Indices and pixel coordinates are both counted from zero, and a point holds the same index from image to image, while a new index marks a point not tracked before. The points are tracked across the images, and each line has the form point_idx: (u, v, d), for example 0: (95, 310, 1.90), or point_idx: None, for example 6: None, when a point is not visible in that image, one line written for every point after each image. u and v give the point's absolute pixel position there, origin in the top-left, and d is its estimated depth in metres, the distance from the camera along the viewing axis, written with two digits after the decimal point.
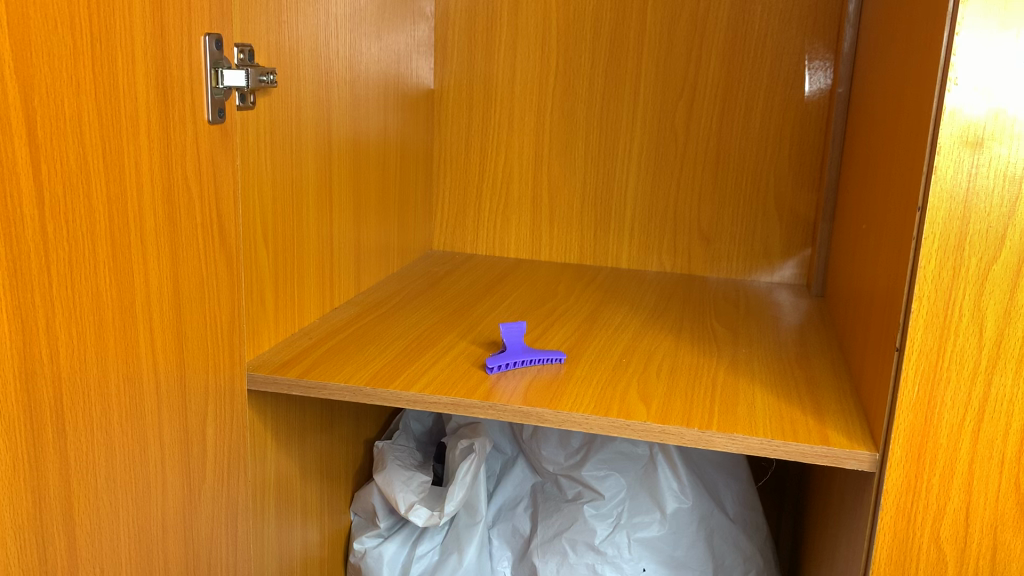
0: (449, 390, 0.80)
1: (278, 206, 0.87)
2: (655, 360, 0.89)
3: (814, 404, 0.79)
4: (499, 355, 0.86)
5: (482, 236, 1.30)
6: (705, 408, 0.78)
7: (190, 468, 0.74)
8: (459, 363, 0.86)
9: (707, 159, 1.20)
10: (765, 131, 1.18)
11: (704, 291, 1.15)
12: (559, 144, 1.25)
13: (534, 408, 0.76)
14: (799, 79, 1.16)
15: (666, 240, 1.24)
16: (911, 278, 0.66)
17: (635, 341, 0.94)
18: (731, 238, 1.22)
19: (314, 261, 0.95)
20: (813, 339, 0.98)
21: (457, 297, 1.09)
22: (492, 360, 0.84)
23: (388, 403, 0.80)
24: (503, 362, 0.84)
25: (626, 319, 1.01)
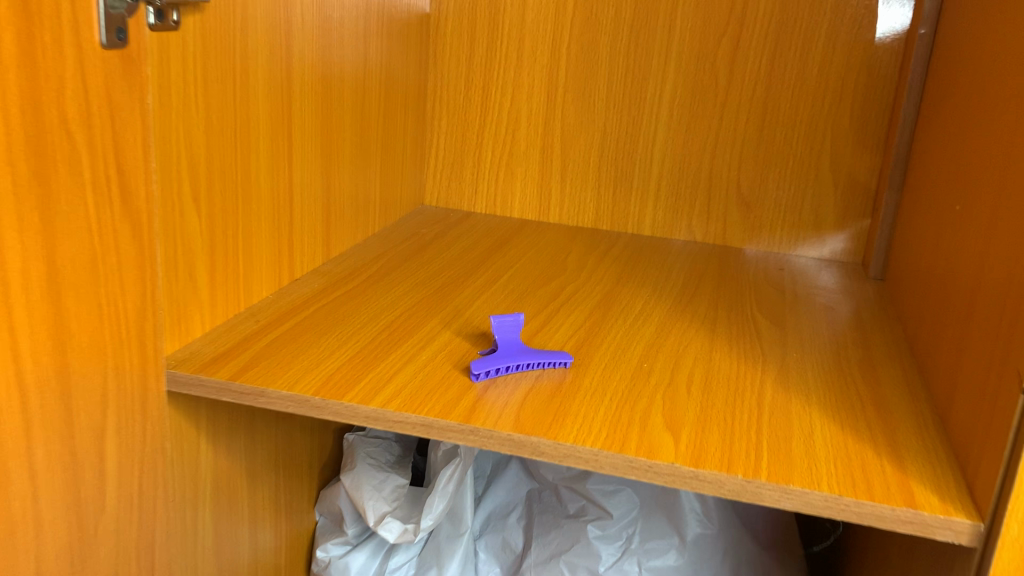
0: (422, 403, 0.62)
1: (215, 156, 0.68)
2: (683, 366, 0.71)
3: (888, 440, 0.62)
4: (482, 358, 0.67)
5: (481, 190, 1.12)
6: (749, 441, 0.60)
7: (81, 499, 0.57)
8: (439, 362, 0.68)
9: (752, 109, 1.01)
10: (825, 78, 0.98)
11: (742, 270, 0.97)
12: (576, 85, 1.05)
13: (529, 439, 0.58)
14: (871, 15, 0.96)
15: (697, 204, 1.05)
16: None
17: (659, 338, 0.76)
18: (773, 204, 1.04)
19: (265, 222, 0.77)
20: (877, 339, 0.80)
21: (446, 268, 0.91)
22: (474, 364, 0.66)
23: (342, 418, 0.61)
24: (488, 368, 0.66)
25: (649, 307, 0.83)
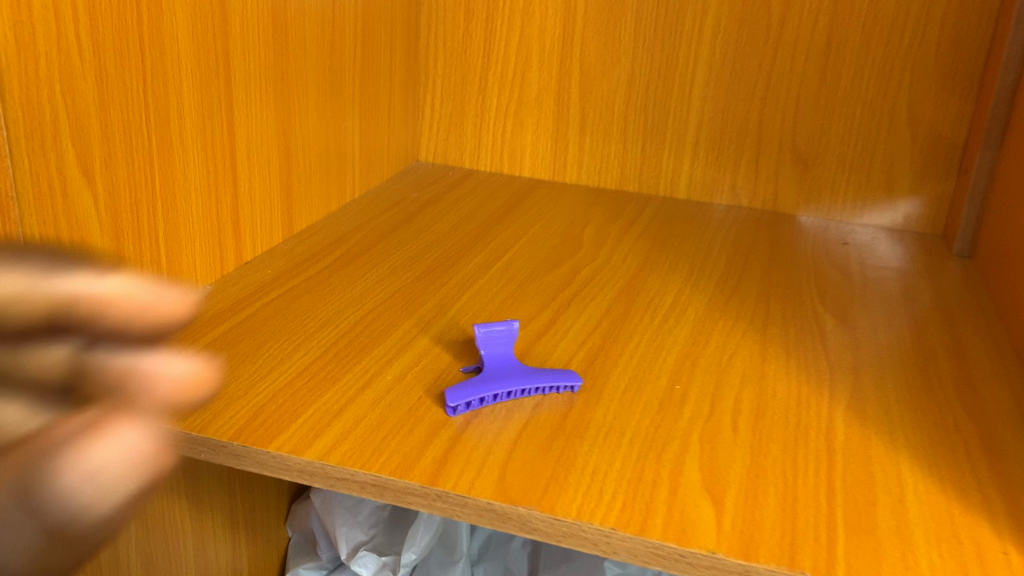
0: (378, 453, 0.46)
1: (116, 115, 0.52)
2: (726, 390, 0.54)
3: (1009, 508, 0.45)
4: (463, 383, 0.51)
5: (485, 145, 0.95)
6: (818, 513, 0.44)
7: None
8: (408, 385, 0.53)
9: (812, 47, 0.82)
10: (905, 8, 0.79)
11: (797, 246, 0.80)
12: (598, 18, 0.87)
13: (516, 509, 0.43)
14: None
15: (744, 160, 0.88)
16: None
17: (695, 346, 0.60)
18: (836, 162, 0.85)
19: (196, 196, 0.61)
20: (975, 345, 0.63)
21: (435, 245, 0.74)
22: (452, 392, 0.50)
23: (269, 472, 0.46)
24: (470, 398, 0.50)
25: (683, 300, 0.66)
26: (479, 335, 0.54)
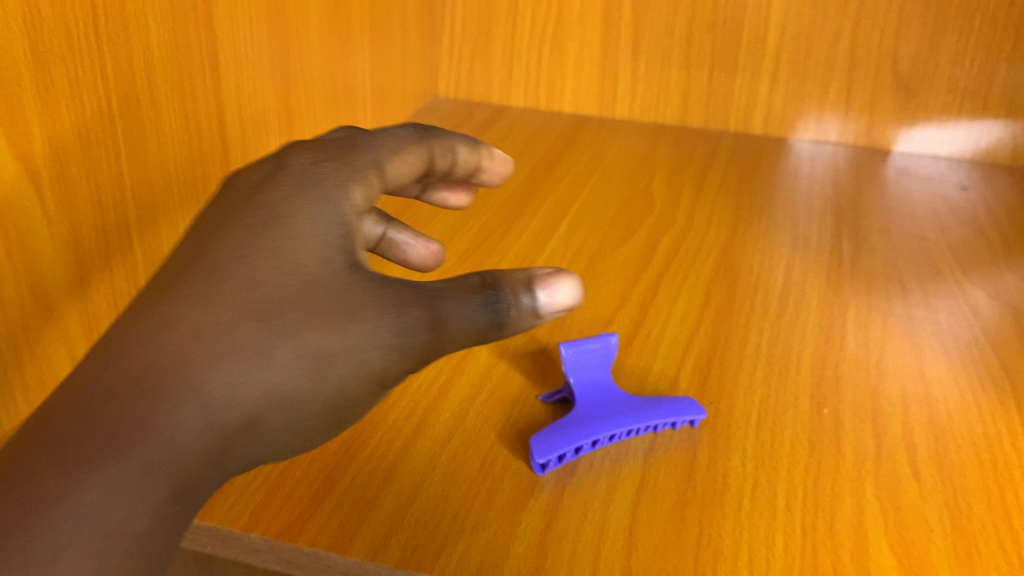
0: (451, 539, 0.33)
1: (58, 74, 0.37)
2: (887, 414, 0.42)
3: None
4: (551, 426, 0.38)
5: (518, 75, 0.80)
6: None
7: None
8: (473, 426, 0.40)
9: None
10: None
11: (909, 198, 0.66)
12: None
13: None
14: None
15: (834, 86, 0.73)
16: None
17: (829, 344, 0.47)
18: (946, 86, 0.71)
19: (175, 171, 0.47)
20: None
21: (474, 212, 0.60)
22: (539, 442, 0.37)
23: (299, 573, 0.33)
24: (563, 449, 0.37)
25: (796, 280, 0.53)
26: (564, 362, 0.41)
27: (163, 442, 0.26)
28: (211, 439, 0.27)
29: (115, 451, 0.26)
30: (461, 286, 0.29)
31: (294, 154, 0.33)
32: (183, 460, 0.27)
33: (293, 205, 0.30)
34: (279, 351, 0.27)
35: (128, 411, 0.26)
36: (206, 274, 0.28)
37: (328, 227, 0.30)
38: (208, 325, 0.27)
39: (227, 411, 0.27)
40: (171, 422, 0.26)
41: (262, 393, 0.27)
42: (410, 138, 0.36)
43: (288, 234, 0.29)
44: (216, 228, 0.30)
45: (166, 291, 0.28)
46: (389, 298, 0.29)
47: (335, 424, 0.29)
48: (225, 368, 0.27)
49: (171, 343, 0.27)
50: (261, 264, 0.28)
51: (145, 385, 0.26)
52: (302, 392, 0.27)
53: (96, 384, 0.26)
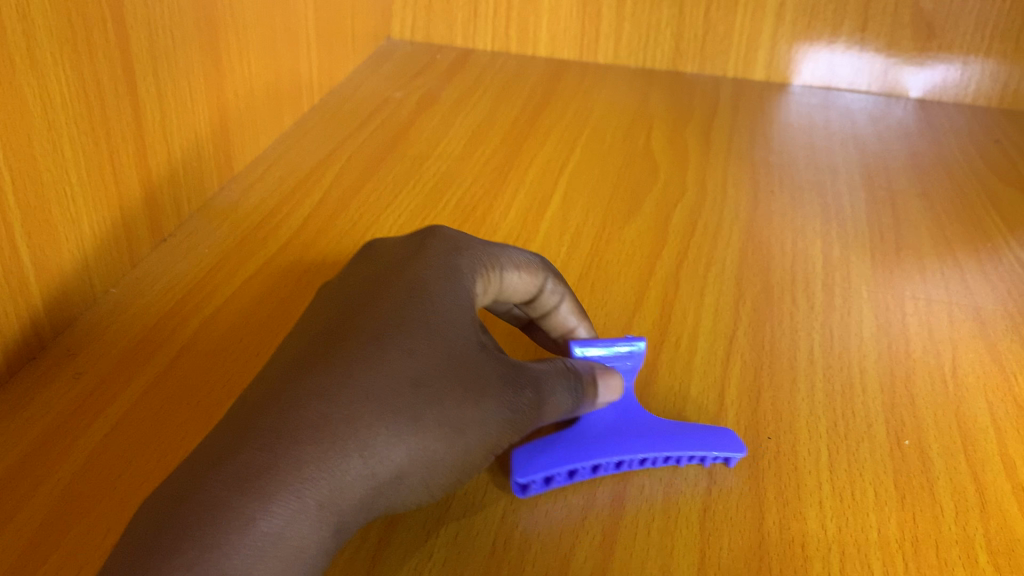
0: None
1: None
2: (979, 443, 0.34)
3: None
4: (545, 438, 0.32)
5: (483, 12, 0.69)
6: None
7: None
8: (476, 487, 0.31)
9: None
10: None
11: (939, 150, 0.58)
12: None
13: None
14: None
15: (849, 23, 0.64)
16: None
17: (891, 349, 0.39)
18: (975, 23, 0.62)
19: (70, 156, 0.36)
20: None
21: (448, 184, 0.51)
22: (524, 456, 0.31)
23: None
24: (553, 469, 0.30)
25: (836, 261, 0.45)
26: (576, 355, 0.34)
27: (330, 488, 0.24)
28: (365, 494, 0.25)
29: (288, 489, 0.24)
30: (567, 363, 0.31)
31: (432, 238, 0.34)
32: (342, 513, 0.25)
33: (454, 255, 0.33)
34: (431, 423, 0.26)
35: (300, 456, 0.24)
36: (360, 339, 0.28)
37: (463, 303, 0.31)
38: (372, 379, 0.26)
39: (385, 465, 0.25)
40: (338, 470, 0.25)
41: (415, 451, 0.26)
42: (532, 260, 0.35)
43: (432, 308, 0.30)
44: (357, 305, 0.30)
45: (319, 352, 0.27)
46: (519, 378, 0.29)
47: (459, 488, 0.28)
48: (386, 431, 0.26)
49: (339, 396, 0.26)
50: (416, 332, 0.28)
51: (315, 436, 0.25)
52: (446, 453, 0.27)
53: (255, 433, 0.25)
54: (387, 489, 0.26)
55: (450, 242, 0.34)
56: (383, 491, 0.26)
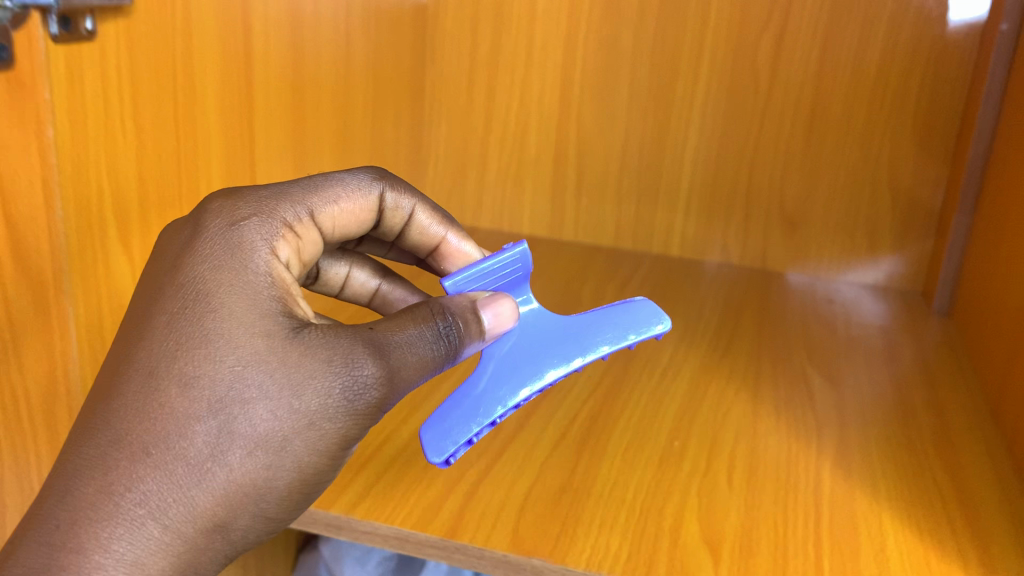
0: (399, 507, 0.50)
1: (155, 193, 0.57)
2: (719, 445, 0.59)
3: (982, 559, 0.50)
4: (453, 416, 0.47)
5: (487, 200, 1.01)
6: (806, 561, 0.48)
7: None
8: (421, 444, 0.57)
9: (798, 113, 0.88)
10: (883, 78, 0.85)
11: (784, 304, 0.85)
12: (594, 84, 0.93)
13: (527, 559, 0.46)
14: (942, 6, 0.81)
15: (734, 219, 0.94)
16: None
17: (690, 401, 0.64)
18: (820, 222, 0.91)
19: None
20: (950, 400, 0.68)
21: None
22: (445, 442, 0.46)
23: (295, 524, 0.50)
24: (468, 435, 0.46)
25: (678, 357, 0.72)
26: (466, 290, 0.51)
27: (139, 550, 0.36)
28: (185, 534, 0.37)
29: (97, 560, 0.35)
30: (385, 332, 0.43)
31: (213, 210, 0.45)
32: (161, 563, 0.37)
33: (242, 232, 0.44)
34: (226, 460, 0.38)
35: (114, 530, 0.36)
36: (156, 378, 0.39)
37: (258, 306, 0.41)
38: (173, 430, 0.38)
39: (189, 513, 0.37)
40: (144, 532, 0.36)
41: (217, 489, 0.38)
42: (369, 180, 0.54)
43: (223, 323, 0.40)
44: (153, 320, 0.41)
45: (115, 401, 0.38)
46: (325, 371, 0.40)
47: (280, 502, 0.40)
48: (180, 485, 0.37)
49: (128, 458, 0.37)
50: (213, 359, 0.39)
51: (125, 509, 0.36)
52: (251, 479, 0.39)
53: (67, 500, 0.36)
54: (217, 525, 0.38)
55: (232, 212, 0.45)
56: (215, 526, 0.38)
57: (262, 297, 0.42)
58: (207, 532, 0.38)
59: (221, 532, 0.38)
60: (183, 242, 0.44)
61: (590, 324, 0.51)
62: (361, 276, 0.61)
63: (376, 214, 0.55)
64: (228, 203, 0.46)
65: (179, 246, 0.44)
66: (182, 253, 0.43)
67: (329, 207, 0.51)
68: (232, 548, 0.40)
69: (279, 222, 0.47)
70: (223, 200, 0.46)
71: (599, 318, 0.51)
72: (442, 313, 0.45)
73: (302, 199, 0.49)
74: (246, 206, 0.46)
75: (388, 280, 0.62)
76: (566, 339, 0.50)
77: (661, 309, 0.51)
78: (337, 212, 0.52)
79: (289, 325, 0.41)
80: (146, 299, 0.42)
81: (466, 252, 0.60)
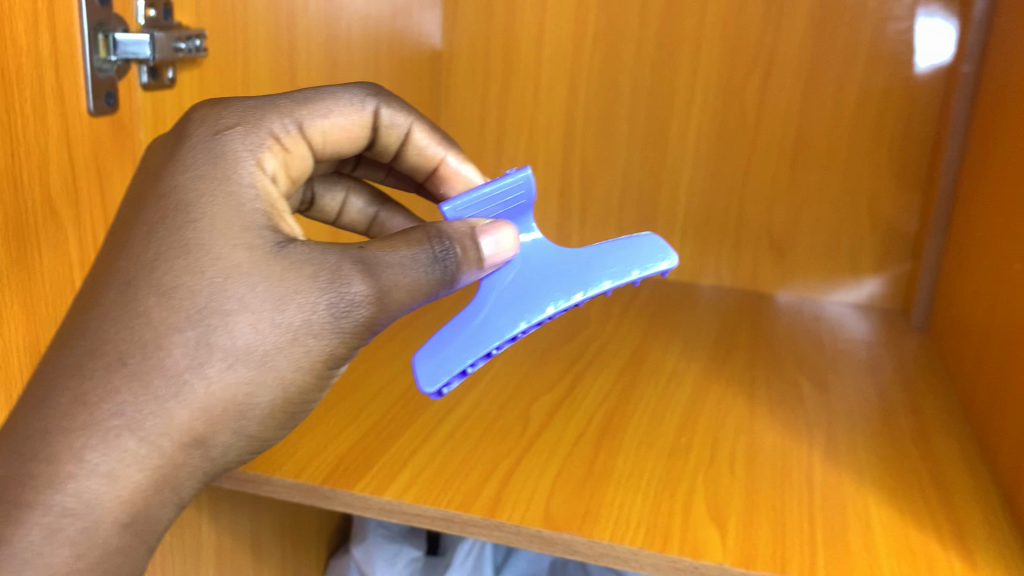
0: (442, 493, 0.57)
1: None
2: (720, 440, 0.66)
3: (956, 533, 0.57)
4: (447, 347, 0.52)
5: None
6: (804, 534, 0.55)
7: None
8: (456, 443, 0.64)
9: (783, 147, 0.96)
10: (860, 115, 0.93)
11: (775, 321, 0.93)
12: (596, 123, 1.02)
13: (560, 534, 0.53)
14: (910, 50, 0.90)
15: (727, 246, 1.02)
16: None
17: (694, 405, 0.72)
18: (805, 248, 0.99)
19: None
20: (928, 403, 0.75)
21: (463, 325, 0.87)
22: (437, 371, 0.50)
23: (353, 510, 0.57)
24: (459, 365, 0.50)
25: (680, 368, 0.79)
26: (466, 215, 0.56)
27: (118, 451, 0.43)
28: (163, 438, 0.43)
29: (78, 457, 0.42)
30: (374, 251, 0.48)
31: (196, 120, 0.50)
32: (141, 462, 0.43)
33: (226, 141, 0.50)
34: (202, 371, 0.44)
35: (95, 436, 0.42)
36: (143, 289, 0.44)
37: (241, 225, 0.46)
38: (155, 341, 0.43)
39: (166, 420, 0.43)
40: (122, 436, 0.42)
41: (191, 399, 0.44)
42: (360, 93, 0.60)
43: (206, 241, 0.45)
44: (140, 233, 0.46)
45: (100, 308, 0.44)
46: (302, 288, 0.46)
47: (257, 409, 0.46)
48: (156, 392, 0.43)
49: (109, 366, 0.43)
50: (198, 272, 0.45)
51: (104, 416, 0.42)
52: (224, 388, 0.44)
53: (51, 401, 0.42)
54: (196, 433, 0.44)
55: (220, 120, 0.51)
56: (194, 437, 0.44)
57: (247, 213, 0.47)
58: (187, 439, 0.44)
59: (202, 442, 0.45)
60: (174, 148, 0.49)
61: (591, 261, 0.55)
62: (358, 205, 0.70)
63: (369, 131, 0.61)
64: (217, 113, 0.51)
65: (168, 152, 0.50)
66: (171, 159, 0.49)
67: (319, 120, 0.56)
68: (211, 459, 0.46)
69: (265, 133, 0.52)
70: (212, 109, 0.52)
71: (601, 254, 0.55)
72: (437, 237, 0.49)
73: (291, 112, 0.54)
74: (233, 115, 0.52)
75: (385, 210, 0.71)
76: (568, 275, 0.54)
77: (671, 248, 0.55)
78: (327, 127, 0.57)
79: (273, 241, 0.47)
80: (138, 204, 0.48)
81: (463, 174, 0.67)
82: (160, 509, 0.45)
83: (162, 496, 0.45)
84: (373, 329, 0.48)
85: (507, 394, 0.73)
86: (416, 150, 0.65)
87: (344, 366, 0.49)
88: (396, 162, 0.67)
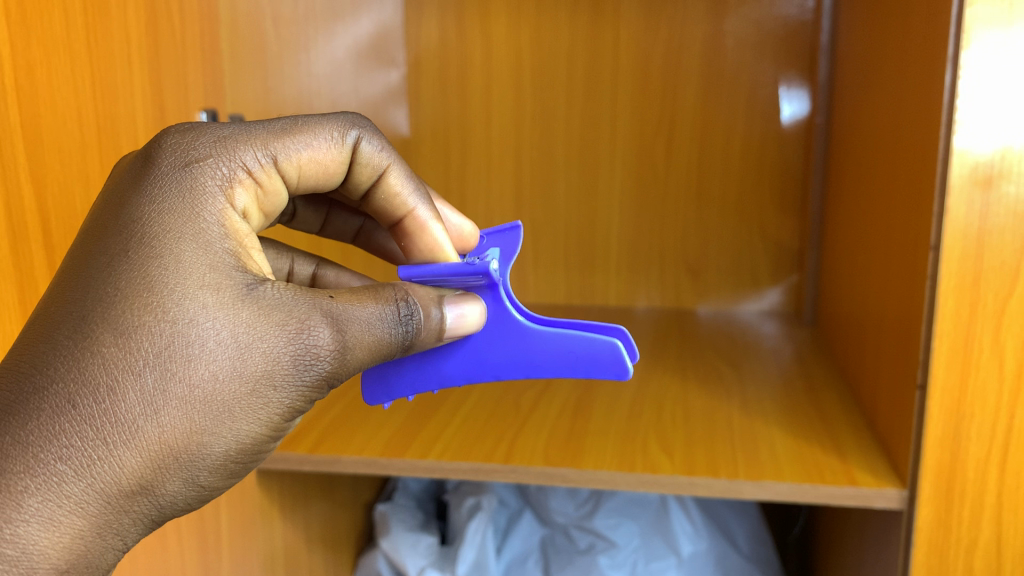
0: (467, 455, 0.78)
1: None
2: (663, 408, 0.89)
3: (834, 445, 0.80)
4: (394, 378, 0.61)
5: None
6: (729, 457, 0.78)
7: (205, 545, 0.78)
8: (469, 428, 0.85)
9: (688, 192, 1.22)
10: (745, 160, 1.19)
11: (697, 328, 1.17)
12: (539, 186, 1.26)
13: (558, 469, 0.75)
14: (776, 108, 1.16)
15: (653, 276, 1.26)
16: (928, 328, 0.67)
17: (641, 388, 0.95)
18: (716, 270, 1.24)
19: None
20: (817, 371, 0.99)
21: None
22: (384, 395, 0.62)
23: (406, 473, 0.78)
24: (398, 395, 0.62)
25: None
26: (426, 279, 0.58)
27: (58, 499, 0.42)
28: (111, 487, 0.43)
29: (14, 505, 0.40)
30: (345, 304, 0.51)
31: (159, 155, 0.53)
32: (84, 512, 0.43)
33: (197, 174, 0.52)
34: (157, 420, 0.44)
35: (37, 479, 0.41)
36: (100, 327, 0.45)
37: (209, 269, 0.49)
38: (111, 385, 0.44)
39: (117, 469, 0.43)
40: (66, 484, 0.42)
41: (142, 447, 0.44)
42: (343, 119, 0.62)
43: (172, 283, 0.47)
44: (100, 271, 0.47)
45: (51, 344, 0.44)
46: (268, 337, 0.48)
47: (211, 458, 0.47)
48: (104, 437, 0.43)
49: (59, 406, 0.42)
50: (161, 312, 0.46)
51: (50, 459, 0.42)
52: (177, 437, 0.45)
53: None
54: (144, 481, 0.45)
55: (190, 151, 0.53)
56: (141, 485, 0.45)
57: (218, 255, 0.49)
58: (134, 487, 0.44)
59: (149, 489, 0.45)
60: (141, 180, 0.51)
61: (546, 350, 0.56)
62: (341, 219, 0.78)
63: (347, 163, 0.62)
64: (188, 141, 0.54)
65: (136, 183, 0.51)
66: (141, 192, 0.51)
67: (295, 152, 0.58)
68: (157, 508, 0.46)
69: (238, 164, 0.55)
70: (182, 137, 0.54)
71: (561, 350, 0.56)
72: (404, 299, 0.53)
73: (268, 142, 0.57)
74: (204, 146, 0.54)
75: (370, 222, 0.79)
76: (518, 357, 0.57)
77: (625, 364, 0.54)
78: (304, 159, 0.59)
79: (242, 285, 0.49)
80: (99, 238, 0.49)
81: (430, 230, 0.66)
82: (100, 557, 0.45)
83: (100, 544, 0.44)
84: (330, 384, 0.51)
85: (498, 395, 0.94)
86: (386, 193, 0.66)
87: (298, 419, 0.51)
88: (364, 201, 0.68)
